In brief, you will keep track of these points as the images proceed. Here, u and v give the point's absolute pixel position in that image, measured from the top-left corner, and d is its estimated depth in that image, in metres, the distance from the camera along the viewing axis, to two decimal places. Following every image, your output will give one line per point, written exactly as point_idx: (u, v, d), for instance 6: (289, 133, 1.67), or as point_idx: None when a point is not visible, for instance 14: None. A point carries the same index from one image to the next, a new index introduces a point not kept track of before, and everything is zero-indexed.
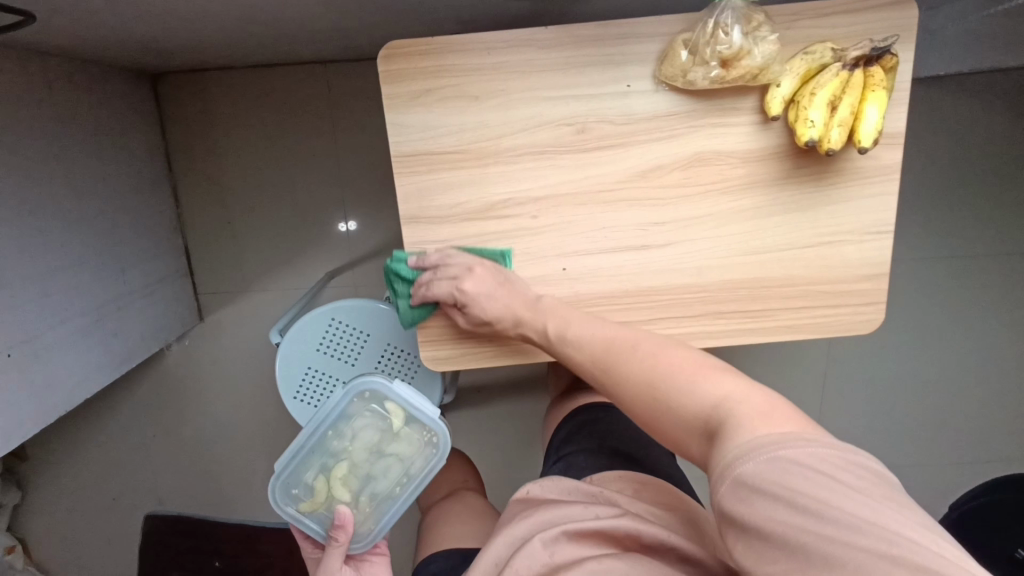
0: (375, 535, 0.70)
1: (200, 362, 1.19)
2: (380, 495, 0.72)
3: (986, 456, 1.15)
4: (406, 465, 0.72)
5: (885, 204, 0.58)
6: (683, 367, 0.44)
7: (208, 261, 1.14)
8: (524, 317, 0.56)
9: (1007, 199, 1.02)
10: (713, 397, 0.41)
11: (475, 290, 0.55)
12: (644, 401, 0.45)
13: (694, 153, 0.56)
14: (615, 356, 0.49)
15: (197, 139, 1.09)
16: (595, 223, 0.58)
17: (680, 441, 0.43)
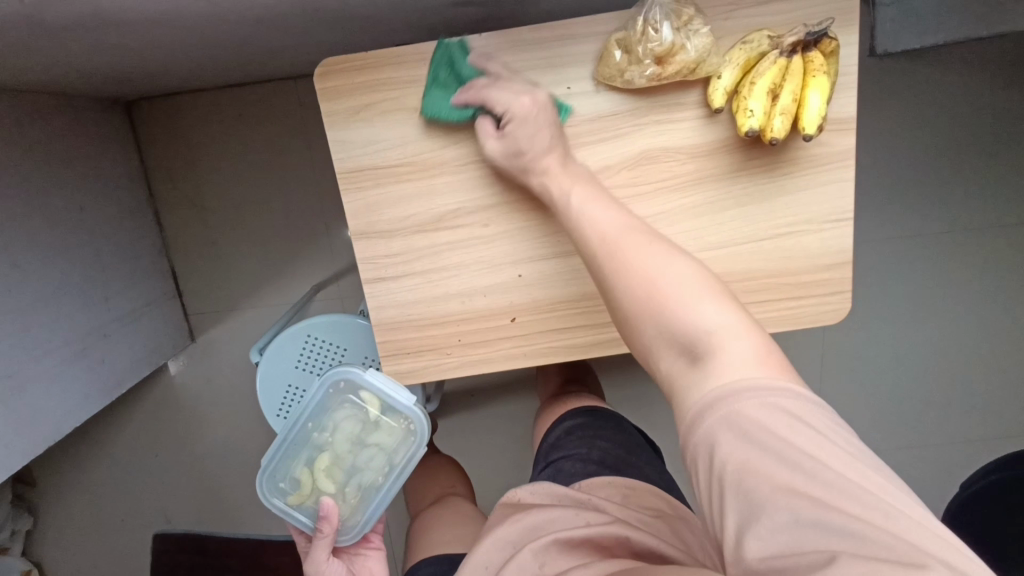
0: (363, 525, 0.70)
1: (196, 380, 1.21)
2: (365, 486, 0.71)
3: (992, 435, 1.12)
4: (389, 454, 0.71)
5: (842, 190, 0.57)
6: (689, 283, 0.44)
7: (196, 281, 1.16)
8: (550, 176, 0.52)
9: (995, 171, 1.00)
10: (708, 325, 0.41)
11: (518, 132, 0.51)
12: (640, 300, 0.44)
13: (641, 151, 0.55)
14: (620, 252, 0.47)
15: (177, 162, 1.11)
16: (547, 227, 0.57)
17: (653, 347, 0.44)
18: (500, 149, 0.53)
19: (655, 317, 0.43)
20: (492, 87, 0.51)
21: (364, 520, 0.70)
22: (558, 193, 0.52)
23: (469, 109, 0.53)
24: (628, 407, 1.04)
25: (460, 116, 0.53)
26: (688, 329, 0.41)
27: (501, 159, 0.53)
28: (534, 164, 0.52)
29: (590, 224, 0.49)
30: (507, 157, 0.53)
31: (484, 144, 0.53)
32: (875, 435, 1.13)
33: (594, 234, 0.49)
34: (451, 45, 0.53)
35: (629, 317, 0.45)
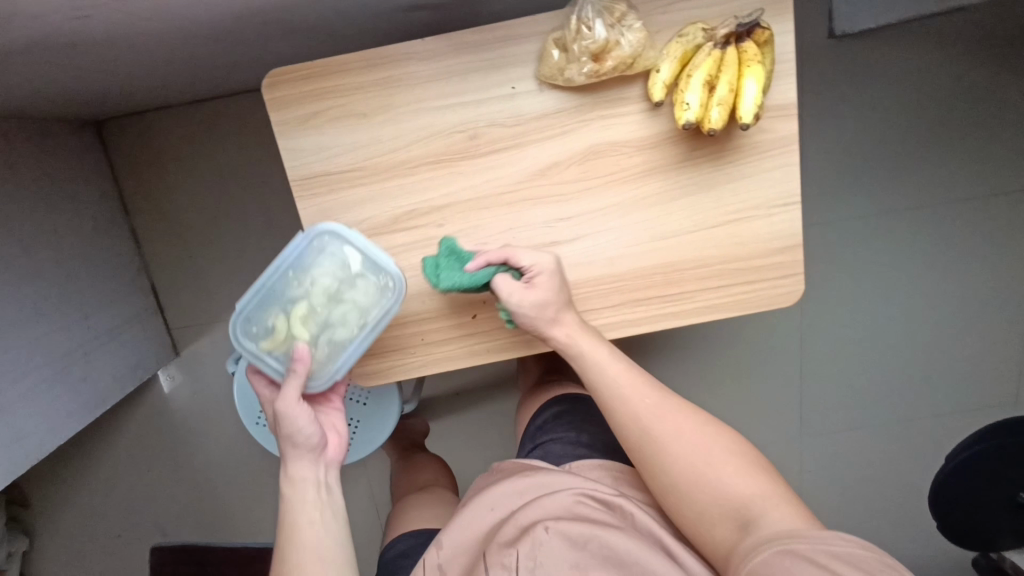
0: (331, 378, 0.56)
1: (182, 393, 1.22)
2: (337, 345, 0.57)
3: (969, 406, 1.14)
4: (371, 312, 0.56)
5: (787, 175, 0.58)
6: (728, 454, 0.50)
7: (176, 295, 1.16)
8: (576, 334, 0.56)
9: (957, 147, 1.01)
10: (757, 492, 0.47)
11: (547, 289, 0.55)
12: (694, 467, 0.50)
13: (588, 146, 0.57)
14: (665, 414, 0.52)
15: (152, 178, 1.11)
16: (501, 225, 0.58)
17: (706, 516, 0.48)
18: (530, 307, 0.55)
19: (708, 482, 0.49)
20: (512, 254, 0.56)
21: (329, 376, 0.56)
22: (588, 347, 0.56)
23: (482, 272, 0.55)
24: None
25: (473, 278, 0.55)
26: (737, 495, 0.48)
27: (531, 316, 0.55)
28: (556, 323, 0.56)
29: (633, 391, 0.54)
30: (537, 309, 0.55)
31: (509, 298, 0.54)
32: (855, 413, 1.14)
33: (636, 396, 0.54)
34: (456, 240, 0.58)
35: (681, 486, 0.50)
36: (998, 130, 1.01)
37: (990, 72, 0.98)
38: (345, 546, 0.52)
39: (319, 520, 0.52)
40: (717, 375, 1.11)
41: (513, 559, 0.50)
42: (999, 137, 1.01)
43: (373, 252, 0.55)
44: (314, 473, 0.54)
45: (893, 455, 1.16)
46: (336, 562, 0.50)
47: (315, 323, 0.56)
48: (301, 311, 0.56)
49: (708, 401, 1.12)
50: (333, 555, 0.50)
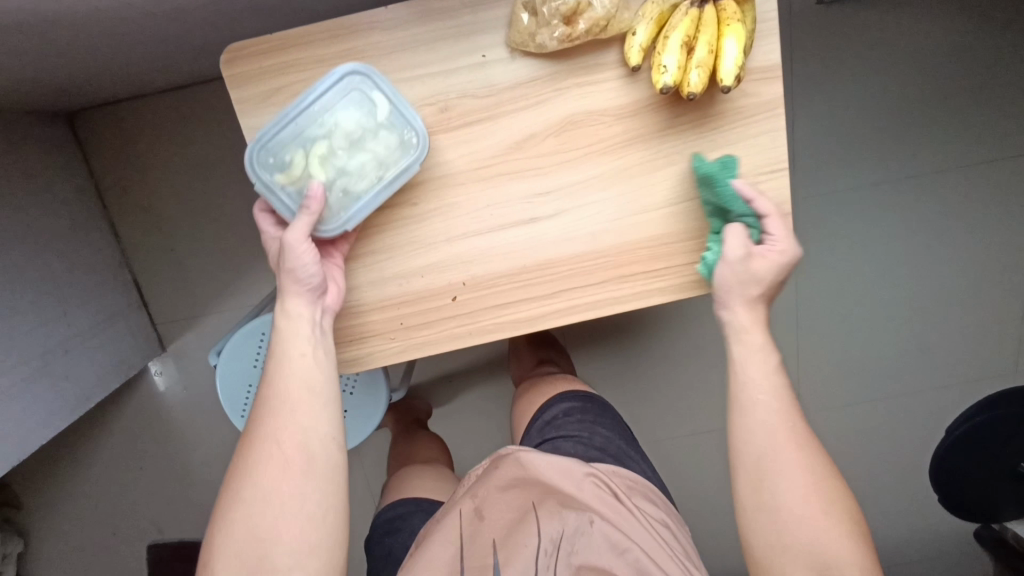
0: (342, 228, 0.53)
1: (171, 388, 1.20)
2: (351, 195, 0.53)
3: (969, 377, 1.12)
4: (391, 168, 0.53)
5: (774, 140, 0.56)
6: (827, 507, 0.48)
7: (159, 290, 1.14)
8: (749, 322, 0.54)
9: (952, 112, 0.99)
10: (857, 569, 0.46)
11: (768, 265, 0.53)
12: (803, 506, 0.48)
13: (565, 116, 0.54)
14: (786, 447, 0.50)
15: (128, 170, 1.09)
16: (478, 201, 0.56)
17: (787, 555, 0.47)
18: (738, 276, 0.54)
19: (806, 527, 0.47)
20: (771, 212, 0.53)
21: (339, 225, 0.53)
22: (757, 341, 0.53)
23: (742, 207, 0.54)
24: (602, 378, 1.04)
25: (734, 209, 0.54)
26: (837, 555, 0.46)
27: (740, 280, 0.54)
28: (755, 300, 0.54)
29: (772, 402, 0.52)
30: (746, 277, 0.53)
31: (735, 250, 0.53)
32: (854, 388, 1.13)
33: (770, 409, 0.51)
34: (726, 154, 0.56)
35: (778, 521, 0.48)
36: (993, 92, 0.98)
37: (982, 33, 0.96)
38: (332, 387, 0.51)
39: (310, 358, 0.51)
40: None
41: (557, 539, 0.49)
42: (994, 100, 0.98)
43: (402, 103, 0.52)
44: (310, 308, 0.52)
45: (894, 428, 1.15)
46: (322, 404, 0.50)
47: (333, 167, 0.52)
48: (321, 151, 0.51)
49: None
50: (320, 396, 0.50)
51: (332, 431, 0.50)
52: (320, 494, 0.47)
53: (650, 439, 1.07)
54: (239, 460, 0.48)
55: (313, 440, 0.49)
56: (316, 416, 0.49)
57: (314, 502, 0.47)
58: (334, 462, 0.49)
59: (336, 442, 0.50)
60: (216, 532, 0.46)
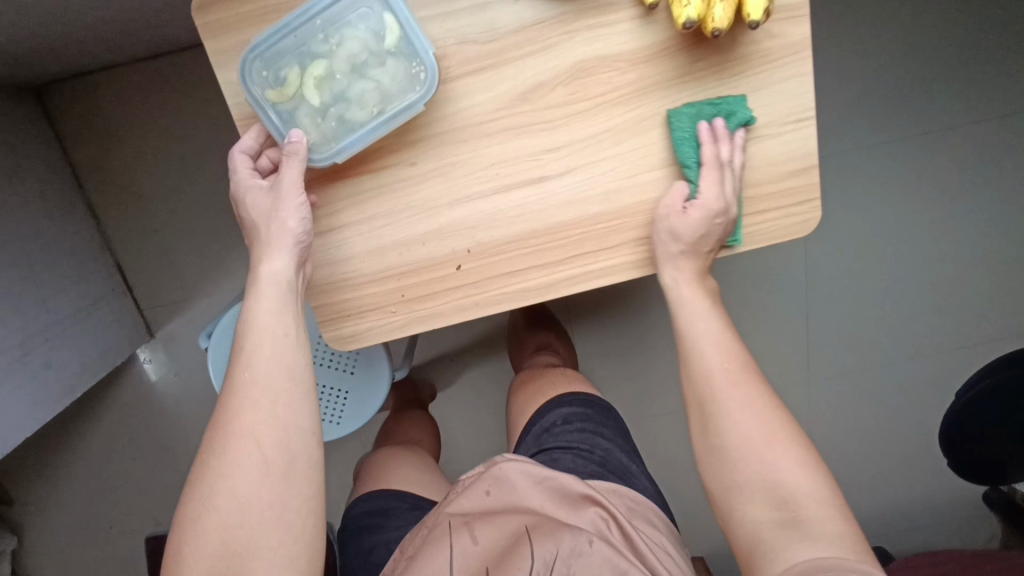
0: (331, 159, 0.46)
1: (164, 376, 1.16)
2: (346, 124, 0.46)
3: (983, 340, 1.09)
4: (393, 102, 0.46)
5: (800, 86, 0.52)
6: (767, 431, 0.47)
7: (144, 274, 1.09)
8: (681, 280, 0.54)
9: (959, 66, 0.96)
10: (817, 495, 0.44)
11: (694, 225, 0.51)
12: (746, 438, 0.48)
13: (575, 63, 0.50)
14: (719, 383, 0.50)
15: (105, 149, 1.03)
16: (482, 160, 0.51)
17: (745, 493, 0.46)
18: (664, 233, 0.52)
19: (755, 458, 0.47)
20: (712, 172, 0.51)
21: (328, 156, 0.46)
22: (688, 298, 0.54)
23: (691, 160, 0.51)
24: (608, 353, 1.01)
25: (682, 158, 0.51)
26: (786, 484, 0.45)
27: (667, 233, 0.52)
28: (690, 257, 0.53)
29: (711, 350, 0.52)
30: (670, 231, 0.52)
31: (663, 203, 0.52)
32: (866, 355, 1.09)
33: (710, 358, 0.52)
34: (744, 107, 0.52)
35: (724, 455, 0.48)
36: (1000, 45, 0.95)
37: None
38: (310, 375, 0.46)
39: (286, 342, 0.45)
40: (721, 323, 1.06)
41: (550, 560, 0.45)
42: (1001, 53, 0.96)
43: (414, 29, 0.44)
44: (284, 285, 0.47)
45: (907, 395, 1.12)
46: (301, 395, 0.45)
47: (329, 90, 0.45)
48: (318, 72, 0.45)
49: None
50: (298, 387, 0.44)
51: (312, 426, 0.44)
52: (299, 499, 0.42)
53: (657, 415, 1.04)
54: (205, 462, 0.42)
55: (295, 438, 0.43)
56: (294, 410, 0.44)
57: (293, 510, 0.41)
58: (314, 462, 0.44)
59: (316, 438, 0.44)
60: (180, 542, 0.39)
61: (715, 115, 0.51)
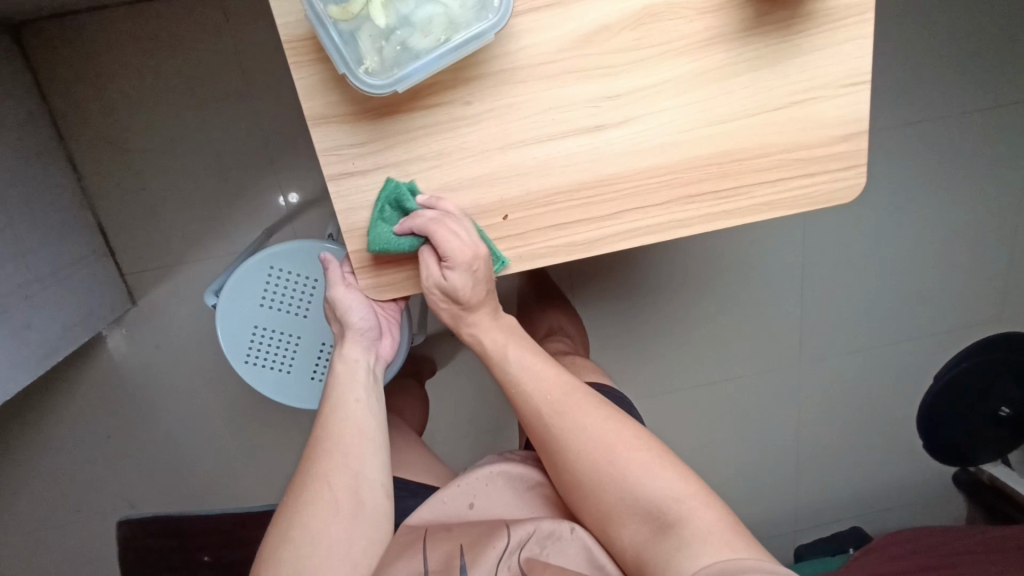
0: (392, 86, 0.43)
1: (139, 349, 1.08)
2: (410, 51, 0.43)
3: (964, 329, 1.13)
4: (460, 30, 0.43)
5: (858, 48, 0.52)
6: (619, 444, 0.50)
7: (128, 235, 1.03)
8: (483, 327, 0.55)
9: (969, 56, 0.97)
10: (672, 492, 0.48)
11: (460, 284, 0.51)
12: (596, 463, 0.50)
13: (643, 7, 0.48)
14: (563, 411, 0.52)
15: (88, 98, 0.96)
16: (540, 103, 0.49)
17: (618, 515, 0.49)
18: (439, 292, 0.52)
19: (609, 478, 0.49)
20: (439, 231, 0.48)
21: (389, 83, 0.43)
22: (491, 345, 0.55)
23: (407, 239, 0.50)
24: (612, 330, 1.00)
25: (400, 246, 0.50)
26: (655, 493, 0.48)
27: (440, 294, 0.52)
28: (471, 310, 0.53)
29: (534, 388, 0.53)
30: (457, 295, 0.51)
31: (424, 275, 0.51)
32: (858, 342, 1.12)
33: (540, 396, 0.53)
34: (402, 181, 0.50)
35: (590, 480, 0.50)
36: (1006, 40, 0.97)
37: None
38: (382, 435, 0.56)
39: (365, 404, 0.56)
40: (722, 306, 1.06)
41: (525, 539, 0.51)
42: (1009, 48, 0.97)
43: None
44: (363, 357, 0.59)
45: (893, 382, 1.16)
46: (373, 449, 0.55)
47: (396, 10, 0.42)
48: None
49: (717, 335, 1.08)
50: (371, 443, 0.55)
51: (382, 478, 0.54)
52: (367, 536, 0.52)
53: None
54: (289, 503, 0.52)
55: (362, 489, 0.53)
56: (369, 463, 0.54)
57: (357, 548, 0.51)
58: (381, 507, 0.54)
59: (382, 489, 0.54)
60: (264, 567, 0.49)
61: (396, 211, 0.50)
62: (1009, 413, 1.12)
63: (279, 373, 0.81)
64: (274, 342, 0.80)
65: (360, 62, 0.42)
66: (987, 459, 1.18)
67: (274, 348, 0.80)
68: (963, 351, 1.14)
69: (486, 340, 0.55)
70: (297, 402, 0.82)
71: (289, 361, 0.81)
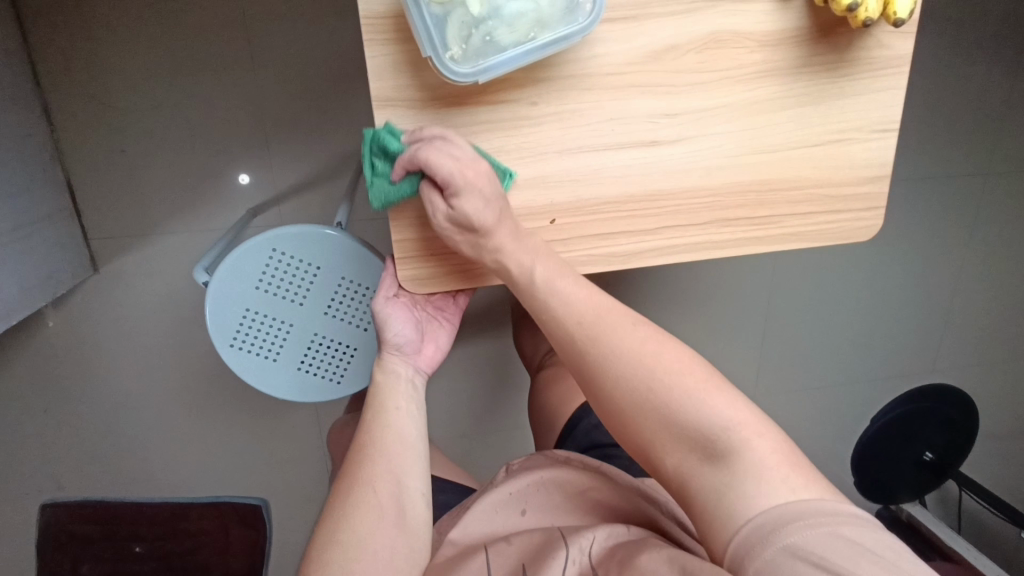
0: (474, 76, 0.44)
1: (89, 324, 0.95)
2: (495, 43, 0.44)
3: (918, 371, 1.21)
4: (547, 30, 0.44)
5: (893, 99, 0.55)
6: (668, 369, 0.47)
7: (101, 202, 0.90)
8: (502, 248, 0.49)
9: (976, 122, 1.02)
10: (719, 421, 0.45)
11: (470, 210, 0.46)
12: (640, 392, 0.47)
13: (711, 33, 0.50)
14: (605, 329, 0.48)
15: (70, 36, 0.82)
16: (603, 112, 0.50)
17: (662, 442, 0.47)
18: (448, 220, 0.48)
19: (653, 407, 0.46)
20: (426, 150, 0.45)
21: (472, 73, 0.44)
22: (518, 269, 0.50)
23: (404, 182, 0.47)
24: None
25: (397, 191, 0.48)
26: (705, 420, 0.45)
27: (453, 227, 0.48)
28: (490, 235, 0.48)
29: (573, 303, 0.49)
30: (470, 222, 0.47)
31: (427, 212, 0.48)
32: (824, 373, 1.17)
33: (575, 316, 0.49)
34: (394, 140, 0.47)
35: (631, 405, 0.47)
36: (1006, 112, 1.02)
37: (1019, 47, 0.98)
38: (423, 443, 0.59)
39: (405, 412, 0.59)
40: (707, 327, 1.09)
41: (587, 548, 0.50)
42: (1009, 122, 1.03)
43: None
44: (404, 368, 0.62)
45: (849, 414, 1.22)
46: (416, 458, 0.57)
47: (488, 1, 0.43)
48: None
49: (698, 353, 1.11)
50: (413, 450, 0.57)
51: (421, 487, 0.56)
52: (410, 547, 0.53)
53: None
54: (337, 505, 0.54)
55: (406, 492, 0.55)
56: (409, 471, 0.56)
57: (403, 552, 0.52)
58: (422, 519, 0.55)
59: (422, 499, 0.56)
60: (315, 565, 0.50)
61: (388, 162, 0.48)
62: (931, 458, 1.20)
63: (266, 363, 0.73)
64: (266, 328, 0.72)
65: (447, 48, 0.43)
66: (906, 499, 1.23)
67: (265, 336, 0.72)
68: (897, 398, 1.22)
69: (515, 265, 0.50)
70: (282, 394, 0.75)
71: (281, 350, 0.73)
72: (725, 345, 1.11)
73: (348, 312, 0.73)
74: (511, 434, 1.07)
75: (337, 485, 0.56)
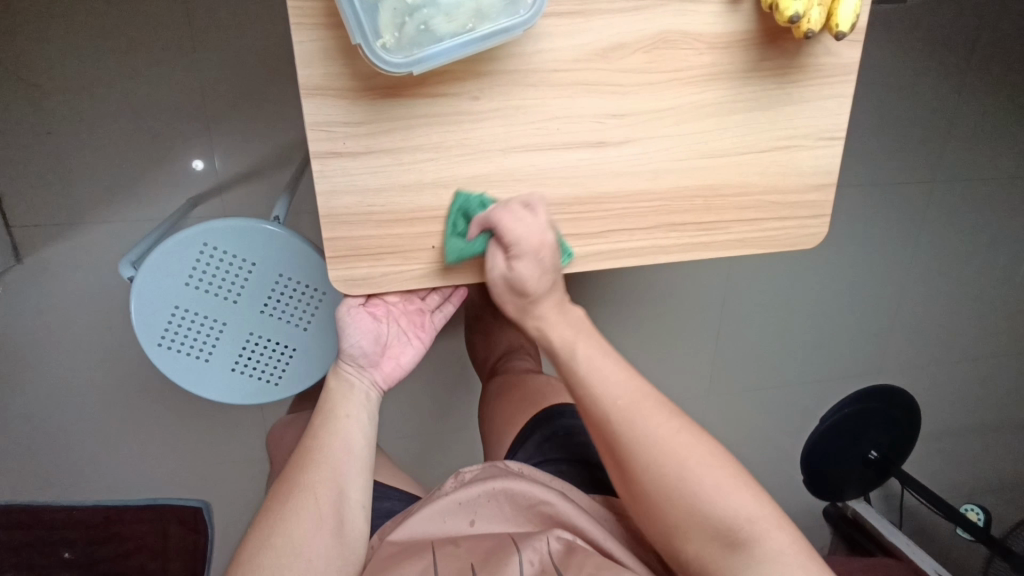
0: (409, 66, 0.42)
1: (10, 318, 0.89)
2: (432, 33, 0.42)
3: (865, 373, 1.24)
4: (487, 22, 0.42)
5: (840, 106, 0.54)
6: (696, 459, 0.47)
7: (25, 187, 0.84)
8: (550, 322, 0.51)
9: (925, 131, 1.04)
10: (744, 511, 0.45)
11: (528, 274, 0.48)
12: (670, 477, 0.46)
13: (660, 32, 0.49)
14: (641, 412, 0.48)
15: None
16: (545, 109, 0.48)
17: (681, 531, 0.46)
18: (506, 282, 0.49)
19: (679, 495, 0.46)
20: (504, 218, 0.46)
21: (407, 63, 0.42)
22: (559, 341, 0.51)
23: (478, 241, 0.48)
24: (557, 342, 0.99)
25: (471, 249, 0.48)
26: (731, 511, 0.45)
27: (505, 286, 0.49)
28: (538, 301, 0.50)
29: (614, 382, 0.49)
30: (523, 283, 0.48)
31: (490, 261, 0.49)
32: (776, 374, 1.19)
33: (613, 394, 0.48)
34: (473, 194, 0.49)
35: (658, 492, 0.46)
36: (953, 123, 1.05)
37: (968, 60, 1.00)
38: (368, 454, 0.56)
39: (357, 420, 0.56)
40: (663, 328, 1.09)
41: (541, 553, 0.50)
42: (955, 132, 1.05)
43: None
44: (360, 380, 0.58)
45: (799, 415, 1.24)
46: (359, 467, 0.55)
47: None
48: None
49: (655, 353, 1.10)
50: (358, 459, 0.54)
51: (362, 497, 0.54)
52: (340, 558, 0.51)
53: None
54: (269, 511, 0.51)
55: (346, 504, 0.53)
56: (352, 479, 0.54)
57: (334, 562, 0.50)
58: (358, 531, 0.53)
59: (362, 508, 0.54)
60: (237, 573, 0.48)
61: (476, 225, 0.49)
62: (877, 458, 1.22)
63: (197, 363, 0.69)
64: (197, 327, 0.68)
65: (379, 36, 0.41)
66: (851, 495, 1.27)
67: (196, 335, 0.68)
68: (847, 397, 1.24)
69: (561, 344, 0.51)
70: (214, 397, 0.71)
71: (213, 351, 0.69)
72: (680, 346, 1.11)
73: (286, 311, 0.70)
74: (463, 436, 1.04)
75: (269, 490, 0.53)
